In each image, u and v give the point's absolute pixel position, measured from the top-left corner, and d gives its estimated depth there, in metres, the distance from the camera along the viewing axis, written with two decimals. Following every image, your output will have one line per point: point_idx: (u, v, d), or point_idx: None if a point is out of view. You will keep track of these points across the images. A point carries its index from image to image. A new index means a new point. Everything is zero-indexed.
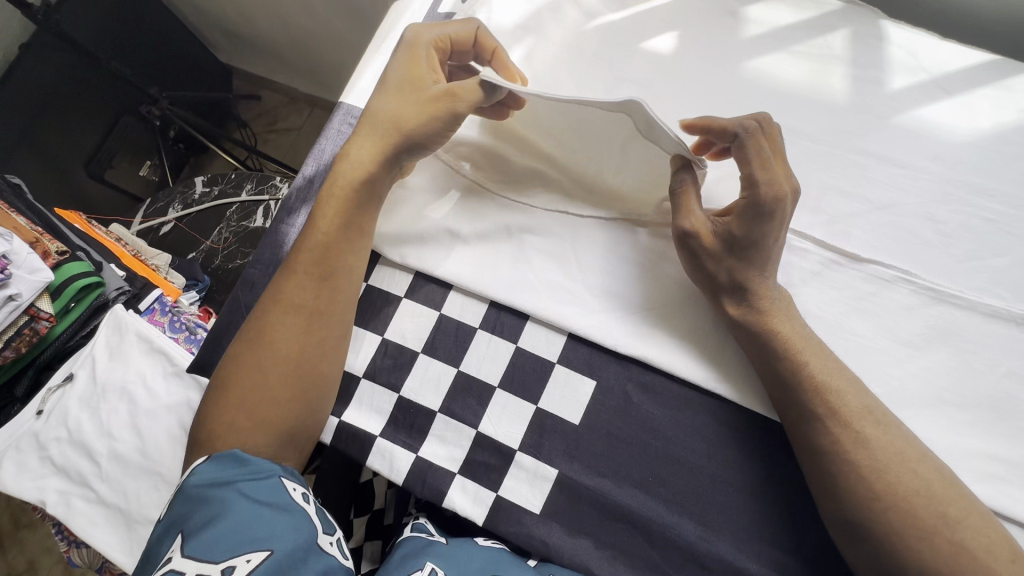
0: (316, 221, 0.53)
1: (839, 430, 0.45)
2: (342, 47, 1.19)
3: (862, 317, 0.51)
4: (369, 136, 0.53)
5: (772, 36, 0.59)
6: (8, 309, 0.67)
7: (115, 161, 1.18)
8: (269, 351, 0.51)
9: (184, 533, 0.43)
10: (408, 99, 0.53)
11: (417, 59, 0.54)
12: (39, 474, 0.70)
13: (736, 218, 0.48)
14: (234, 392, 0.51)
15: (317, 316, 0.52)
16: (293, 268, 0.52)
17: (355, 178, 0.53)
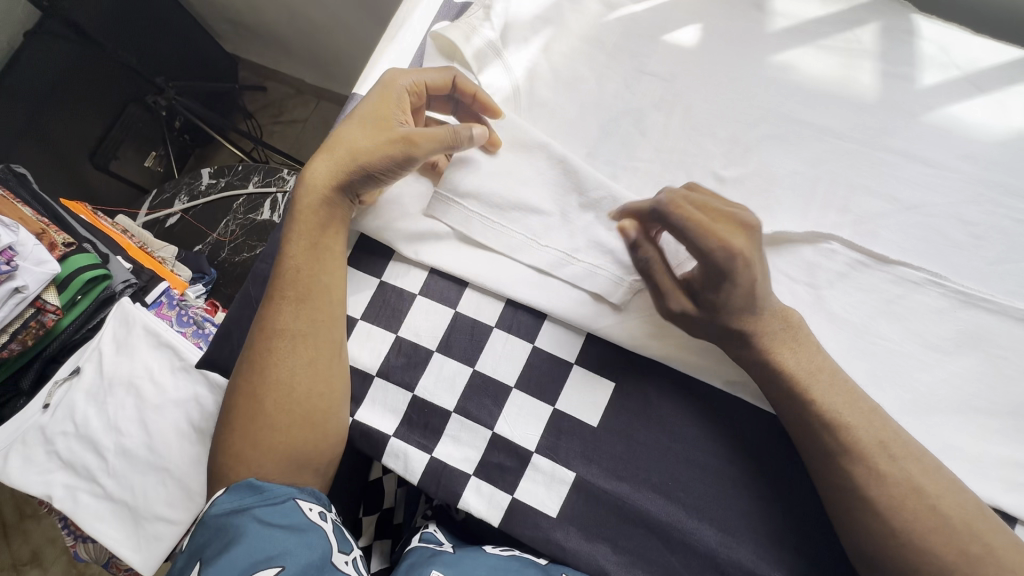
0: (286, 246, 0.53)
1: (871, 435, 0.43)
2: (350, 37, 1.17)
3: (890, 320, 0.49)
4: (324, 161, 0.52)
5: (799, 29, 0.57)
6: (14, 302, 0.66)
7: (120, 151, 1.16)
8: (255, 378, 0.50)
9: (202, 561, 0.42)
10: (370, 138, 0.51)
11: (382, 92, 0.53)
12: (45, 468, 0.69)
13: (707, 281, 0.46)
14: (234, 423, 0.50)
15: (289, 339, 0.51)
16: (269, 294, 0.52)
17: (321, 206, 0.52)
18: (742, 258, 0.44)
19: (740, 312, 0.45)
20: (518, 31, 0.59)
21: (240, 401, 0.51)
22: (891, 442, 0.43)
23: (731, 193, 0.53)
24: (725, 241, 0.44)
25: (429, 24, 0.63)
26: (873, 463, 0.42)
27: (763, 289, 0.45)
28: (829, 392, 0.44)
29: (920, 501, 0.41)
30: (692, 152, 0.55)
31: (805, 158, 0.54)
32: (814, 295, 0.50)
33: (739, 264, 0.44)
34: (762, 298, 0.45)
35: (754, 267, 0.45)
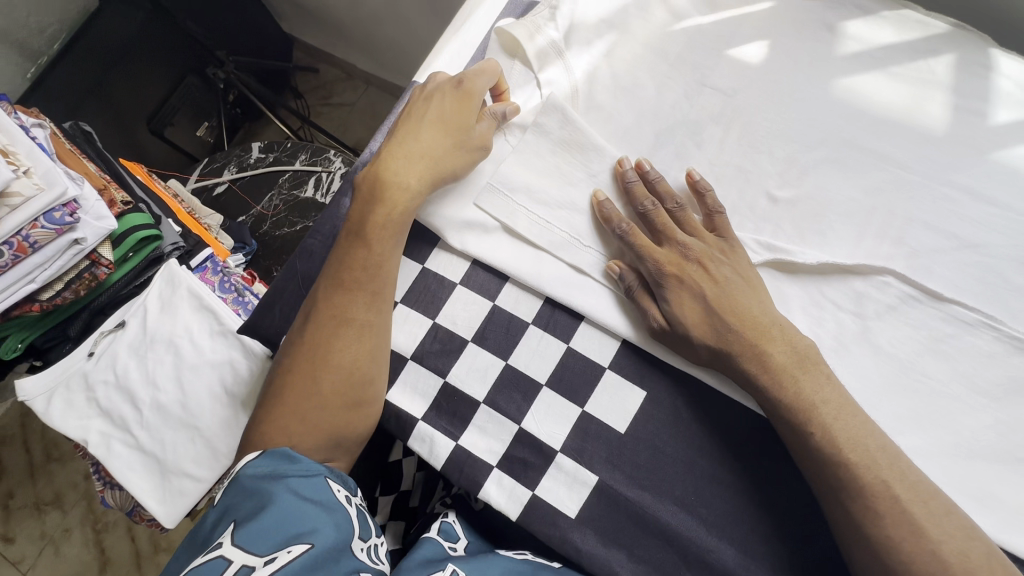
0: (364, 238, 0.53)
1: (904, 477, 0.43)
2: (407, 29, 1.19)
3: (937, 359, 0.48)
4: (412, 164, 0.53)
5: (869, 54, 0.56)
6: (73, 252, 0.70)
7: (177, 119, 1.20)
8: (315, 362, 0.52)
9: (236, 522, 0.43)
10: (453, 142, 0.54)
11: (461, 98, 0.55)
12: (84, 414, 0.73)
13: (691, 320, 0.49)
14: (289, 402, 0.52)
15: (356, 329, 0.52)
16: (338, 283, 0.53)
17: (408, 205, 0.53)
18: (674, 276, 0.50)
19: (712, 333, 0.48)
20: (583, 33, 0.60)
21: (299, 378, 0.52)
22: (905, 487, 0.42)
23: (783, 214, 0.53)
24: (656, 254, 0.51)
25: (495, 19, 0.63)
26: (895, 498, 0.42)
27: (723, 306, 0.48)
28: (851, 424, 0.44)
29: (919, 545, 0.41)
30: (749, 169, 0.54)
31: (864, 185, 0.53)
32: (860, 325, 0.49)
33: (667, 279, 0.50)
34: (732, 318, 0.48)
35: (694, 285, 0.49)
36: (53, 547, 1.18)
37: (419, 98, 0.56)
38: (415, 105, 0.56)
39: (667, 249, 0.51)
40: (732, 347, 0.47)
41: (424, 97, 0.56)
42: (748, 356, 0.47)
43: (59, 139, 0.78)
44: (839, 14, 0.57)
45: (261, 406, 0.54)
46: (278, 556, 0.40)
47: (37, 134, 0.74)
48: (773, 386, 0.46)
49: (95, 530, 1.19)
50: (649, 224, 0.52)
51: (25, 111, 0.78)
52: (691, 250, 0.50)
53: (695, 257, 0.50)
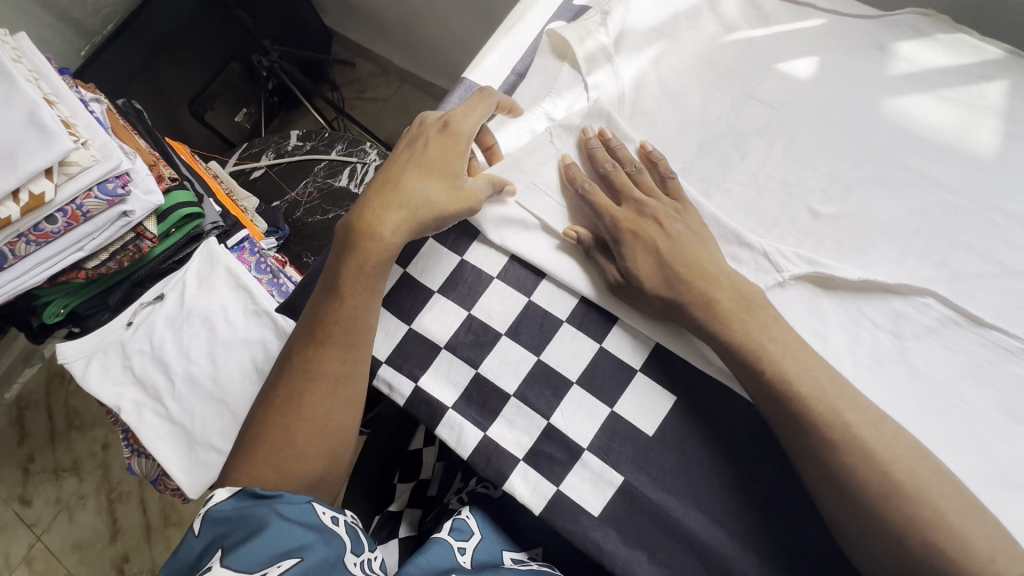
0: (340, 290, 0.52)
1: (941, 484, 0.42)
2: (446, 29, 1.21)
3: (975, 384, 0.48)
4: (396, 213, 0.53)
5: (920, 76, 0.56)
6: (121, 224, 0.72)
7: (216, 104, 1.23)
8: (289, 412, 0.51)
9: (224, 548, 0.43)
10: (439, 187, 0.54)
11: (442, 146, 0.55)
12: (119, 381, 0.75)
13: (645, 274, 0.51)
14: (264, 449, 0.50)
15: (330, 381, 0.52)
16: (313, 334, 0.53)
17: (388, 254, 0.53)
18: (631, 231, 0.52)
19: (663, 285, 0.50)
20: (633, 40, 0.60)
21: (272, 429, 0.51)
22: (947, 510, 0.41)
23: (824, 230, 0.53)
24: (614, 213, 0.53)
25: (546, 22, 0.64)
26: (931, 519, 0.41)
27: (675, 259, 0.50)
28: (889, 443, 0.43)
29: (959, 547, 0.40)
30: (793, 184, 0.55)
31: (908, 206, 0.53)
32: (896, 345, 0.49)
33: (622, 234, 0.52)
34: (683, 270, 0.50)
35: (649, 239, 0.51)
36: (67, 513, 1.21)
37: (404, 146, 0.57)
38: (399, 154, 0.57)
39: (623, 206, 0.53)
40: (757, 333, 0.47)
41: (408, 145, 0.57)
42: (698, 304, 0.49)
43: (114, 115, 0.81)
44: (891, 34, 0.58)
45: (234, 453, 0.53)
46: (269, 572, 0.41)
47: (94, 108, 0.77)
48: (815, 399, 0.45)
49: (109, 500, 1.22)
50: (609, 183, 0.55)
51: (84, 86, 0.81)
52: (646, 207, 0.52)
53: (651, 214, 0.52)
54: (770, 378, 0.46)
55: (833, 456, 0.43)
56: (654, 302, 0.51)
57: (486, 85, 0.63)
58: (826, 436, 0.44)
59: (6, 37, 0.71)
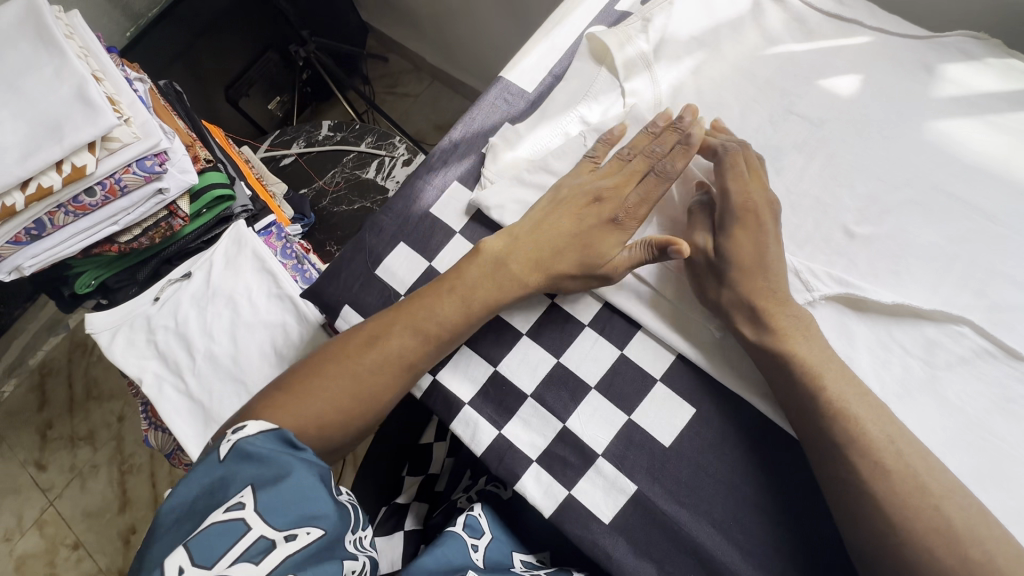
0: (460, 290, 0.53)
1: (971, 521, 0.41)
2: (480, 29, 1.22)
3: (1008, 419, 0.46)
4: (518, 265, 0.53)
5: (966, 100, 0.55)
6: (156, 202, 0.74)
7: (251, 90, 1.26)
8: (352, 371, 0.51)
9: (256, 486, 0.41)
10: (575, 252, 0.53)
11: (643, 200, 0.53)
12: (142, 354, 0.76)
13: (727, 271, 0.50)
14: (307, 392, 0.50)
15: (411, 375, 0.53)
16: (408, 314, 0.53)
17: (506, 296, 0.53)
18: (740, 225, 0.51)
19: (744, 276, 0.49)
20: (673, 48, 0.60)
21: (336, 395, 0.50)
22: (972, 546, 0.40)
23: (859, 250, 0.52)
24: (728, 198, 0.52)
25: (586, 25, 0.64)
26: (961, 552, 0.40)
27: (774, 265, 0.49)
28: (921, 481, 0.42)
29: None
30: (828, 202, 0.54)
31: (947, 232, 0.51)
32: (927, 373, 0.48)
33: (738, 218, 0.51)
34: (770, 279, 0.49)
35: (757, 240, 0.50)
36: (80, 480, 1.24)
37: (602, 200, 0.54)
38: (590, 209, 0.54)
39: (738, 186, 0.51)
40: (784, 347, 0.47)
41: (613, 196, 0.54)
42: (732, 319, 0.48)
43: (156, 95, 0.83)
44: (938, 56, 0.57)
45: (275, 393, 0.51)
46: (297, 535, 0.40)
47: (137, 87, 0.79)
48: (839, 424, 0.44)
49: (121, 470, 1.24)
50: (728, 164, 0.53)
51: (129, 65, 0.83)
52: (761, 206, 0.51)
53: (769, 212, 0.51)
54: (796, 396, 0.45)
55: (857, 483, 0.43)
56: (742, 287, 0.49)
57: (522, 85, 0.64)
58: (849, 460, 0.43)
59: (59, 13, 0.74)
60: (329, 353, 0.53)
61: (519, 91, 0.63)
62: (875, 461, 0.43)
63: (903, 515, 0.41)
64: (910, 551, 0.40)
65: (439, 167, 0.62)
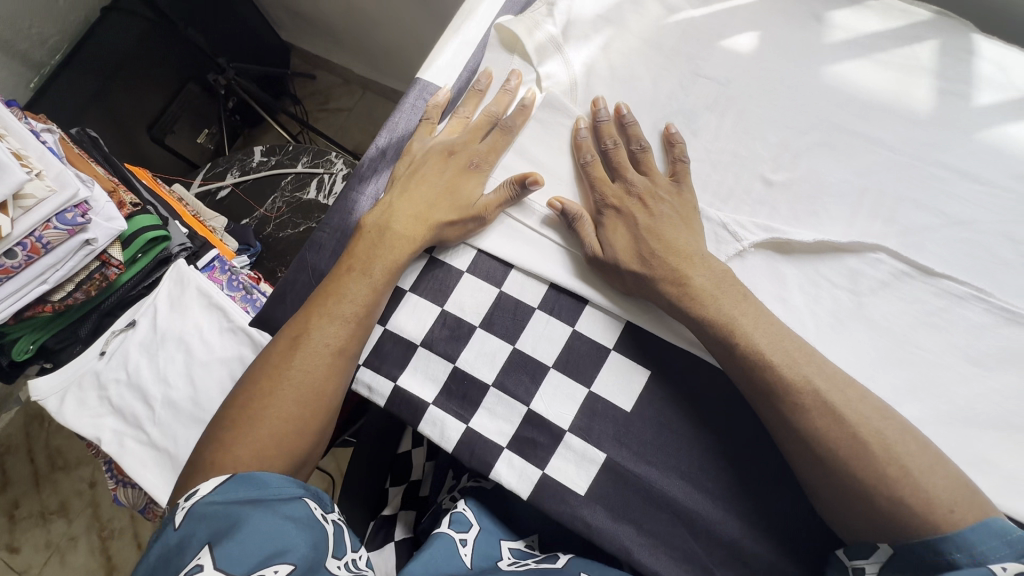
0: (355, 264, 0.55)
1: (897, 427, 0.44)
2: (401, 33, 1.22)
3: (931, 331, 0.50)
4: (401, 228, 0.56)
5: (855, 42, 0.58)
6: (84, 253, 0.71)
7: (176, 126, 1.22)
8: (279, 378, 0.52)
9: (212, 543, 0.41)
10: (447, 203, 0.56)
11: (492, 145, 0.58)
12: (97, 412, 0.74)
13: (619, 250, 0.53)
14: (246, 416, 0.51)
15: (344, 357, 0.54)
16: (314, 306, 0.55)
17: (402, 256, 0.55)
18: (614, 209, 0.55)
19: (637, 260, 0.52)
20: (580, 28, 0.62)
21: (275, 405, 0.51)
22: (905, 452, 0.43)
23: (777, 197, 0.55)
24: (606, 189, 0.55)
25: (493, 17, 0.65)
26: (892, 455, 0.43)
27: (651, 234, 0.52)
28: (857, 405, 0.45)
29: (903, 478, 0.42)
30: (743, 155, 0.56)
31: (855, 167, 0.55)
32: (854, 301, 0.51)
33: (607, 210, 0.55)
34: (658, 247, 0.52)
35: (630, 218, 0.54)
36: (59, 556, 1.18)
37: (455, 153, 0.58)
38: (448, 163, 0.58)
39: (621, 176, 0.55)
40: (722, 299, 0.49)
41: (465, 148, 0.59)
42: (668, 280, 0.50)
43: (68, 144, 0.80)
44: (825, 4, 0.60)
45: (220, 434, 0.52)
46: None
47: (46, 139, 0.75)
48: (776, 360, 0.46)
49: (101, 538, 1.19)
50: (608, 161, 0.57)
51: (33, 117, 0.79)
52: (634, 186, 0.55)
53: (638, 193, 0.55)
54: (739, 346, 0.47)
55: (796, 411, 0.45)
56: (641, 266, 0.52)
57: (440, 83, 0.64)
58: (786, 394, 0.46)
59: None
60: (255, 374, 0.54)
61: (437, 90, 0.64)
62: (816, 398, 0.45)
63: (834, 431, 0.44)
64: (841, 462, 0.44)
65: (369, 176, 0.62)
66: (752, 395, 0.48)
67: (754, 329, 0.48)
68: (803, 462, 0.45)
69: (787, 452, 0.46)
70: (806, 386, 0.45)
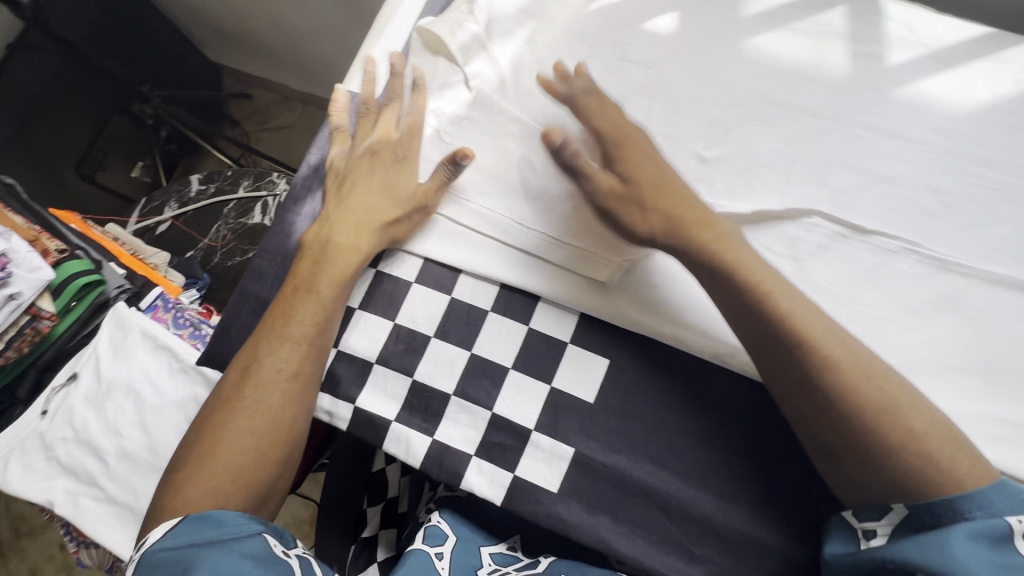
0: (301, 283, 0.53)
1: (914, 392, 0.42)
2: (333, 43, 1.18)
3: (870, 287, 0.51)
4: (343, 236, 0.54)
5: (771, 14, 0.59)
6: (8, 309, 0.66)
7: (106, 162, 1.19)
8: (233, 410, 0.50)
9: None
10: (386, 201, 0.55)
11: (410, 132, 0.58)
12: (45, 475, 0.70)
13: (637, 192, 0.49)
14: (201, 454, 0.49)
15: (301, 381, 0.51)
16: (265, 332, 0.53)
17: (349, 266, 0.54)
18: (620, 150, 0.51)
19: (652, 203, 0.49)
20: (503, 24, 0.61)
21: (234, 437, 0.49)
22: (922, 416, 0.41)
23: (713, 172, 0.55)
24: (602, 130, 0.52)
25: (414, 20, 0.64)
26: (908, 418, 0.41)
27: (657, 179, 0.49)
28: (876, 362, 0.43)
29: (914, 441, 0.40)
30: (676, 135, 0.57)
31: (783, 136, 0.56)
32: (796, 267, 0.52)
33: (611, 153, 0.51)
34: (664, 191, 0.49)
35: (641, 159, 0.50)
36: None
37: (382, 150, 0.57)
38: (378, 161, 0.57)
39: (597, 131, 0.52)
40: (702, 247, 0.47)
41: (393, 144, 0.57)
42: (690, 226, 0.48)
43: None
44: None
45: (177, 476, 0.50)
46: None
47: None
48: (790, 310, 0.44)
49: None
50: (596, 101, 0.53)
51: None
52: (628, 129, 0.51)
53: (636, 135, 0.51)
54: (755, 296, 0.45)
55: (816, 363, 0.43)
56: (657, 211, 0.48)
57: None
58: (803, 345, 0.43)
59: None
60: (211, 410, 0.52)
61: None
62: (837, 348, 0.43)
63: (852, 385, 0.42)
64: (857, 417, 0.41)
65: (304, 196, 0.60)
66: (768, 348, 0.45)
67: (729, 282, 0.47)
68: (797, 413, 0.44)
69: (784, 407, 0.45)
70: (830, 339, 0.43)
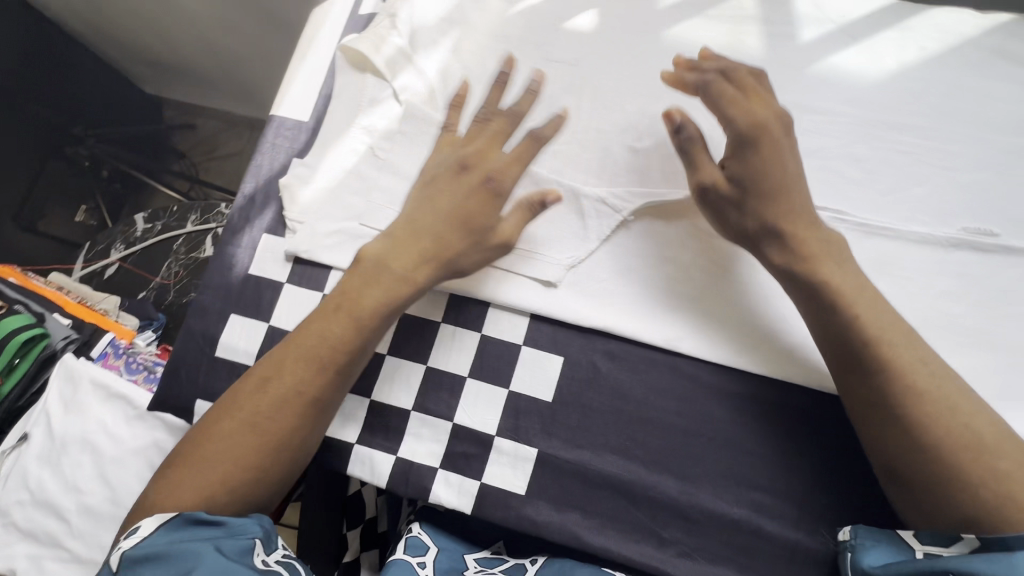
0: (346, 293, 0.49)
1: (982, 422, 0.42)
2: (268, 62, 1.15)
3: None
4: (397, 258, 0.49)
5: (684, 4, 0.61)
6: None
7: (46, 210, 1.13)
8: (236, 429, 0.46)
9: None
10: (444, 220, 0.50)
11: (496, 136, 0.53)
12: (5, 542, 0.67)
13: (739, 187, 0.49)
14: (190, 467, 0.45)
15: (317, 408, 0.47)
16: (285, 346, 0.48)
17: (384, 295, 0.49)
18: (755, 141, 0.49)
19: (772, 199, 0.48)
20: (426, 34, 0.61)
21: (224, 451, 0.45)
22: (993, 440, 0.41)
23: (647, 161, 0.56)
24: (740, 118, 0.49)
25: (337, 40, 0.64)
26: (976, 441, 0.41)
27: (757, 173, 0.48)
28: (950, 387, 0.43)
29: (984, 468, 0.40)
30: (606, 129, 0.58)
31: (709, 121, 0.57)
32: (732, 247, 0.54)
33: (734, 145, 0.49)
34: (775, 188, 0.48)
35: (778, 146, 0.49)
36: None
37: (472, 164, 0.52)
38: (469, 174, 0.52)
39: (741, 113, 0.49)
40: (776, 256, 0.48)
41: (496, 152, 0.52)
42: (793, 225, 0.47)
43: None
44: None
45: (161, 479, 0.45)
46: None
47: None
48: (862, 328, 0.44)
49: None
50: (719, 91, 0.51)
51: None
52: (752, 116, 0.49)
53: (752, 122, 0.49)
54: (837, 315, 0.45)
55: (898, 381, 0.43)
56: (768, 209, 0.48)
57: (297, 117, 0.62)
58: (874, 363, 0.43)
59: None
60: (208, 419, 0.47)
61: (295, 124, 0.62)
62: (916, 370, 0.43)
63: (924, 407, 0.42)
64: (931, 438, 0.41)
65: (242, 227, 0.59)
66: (845, 362, 0.45)
67: (795, 290, 0.47)
68: (862, 418, 0.45)
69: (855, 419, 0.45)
70: (908, 362, 0.43)
